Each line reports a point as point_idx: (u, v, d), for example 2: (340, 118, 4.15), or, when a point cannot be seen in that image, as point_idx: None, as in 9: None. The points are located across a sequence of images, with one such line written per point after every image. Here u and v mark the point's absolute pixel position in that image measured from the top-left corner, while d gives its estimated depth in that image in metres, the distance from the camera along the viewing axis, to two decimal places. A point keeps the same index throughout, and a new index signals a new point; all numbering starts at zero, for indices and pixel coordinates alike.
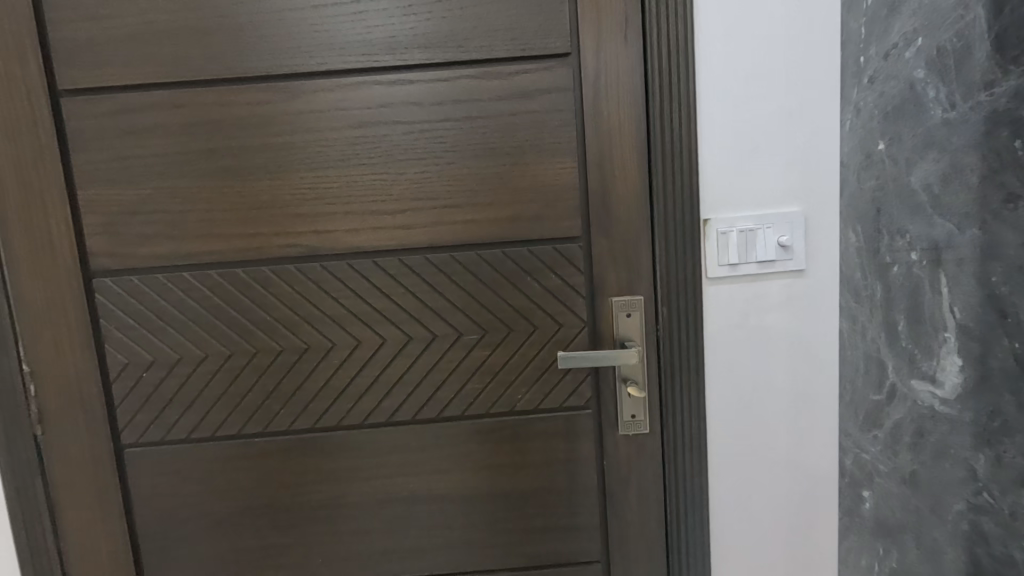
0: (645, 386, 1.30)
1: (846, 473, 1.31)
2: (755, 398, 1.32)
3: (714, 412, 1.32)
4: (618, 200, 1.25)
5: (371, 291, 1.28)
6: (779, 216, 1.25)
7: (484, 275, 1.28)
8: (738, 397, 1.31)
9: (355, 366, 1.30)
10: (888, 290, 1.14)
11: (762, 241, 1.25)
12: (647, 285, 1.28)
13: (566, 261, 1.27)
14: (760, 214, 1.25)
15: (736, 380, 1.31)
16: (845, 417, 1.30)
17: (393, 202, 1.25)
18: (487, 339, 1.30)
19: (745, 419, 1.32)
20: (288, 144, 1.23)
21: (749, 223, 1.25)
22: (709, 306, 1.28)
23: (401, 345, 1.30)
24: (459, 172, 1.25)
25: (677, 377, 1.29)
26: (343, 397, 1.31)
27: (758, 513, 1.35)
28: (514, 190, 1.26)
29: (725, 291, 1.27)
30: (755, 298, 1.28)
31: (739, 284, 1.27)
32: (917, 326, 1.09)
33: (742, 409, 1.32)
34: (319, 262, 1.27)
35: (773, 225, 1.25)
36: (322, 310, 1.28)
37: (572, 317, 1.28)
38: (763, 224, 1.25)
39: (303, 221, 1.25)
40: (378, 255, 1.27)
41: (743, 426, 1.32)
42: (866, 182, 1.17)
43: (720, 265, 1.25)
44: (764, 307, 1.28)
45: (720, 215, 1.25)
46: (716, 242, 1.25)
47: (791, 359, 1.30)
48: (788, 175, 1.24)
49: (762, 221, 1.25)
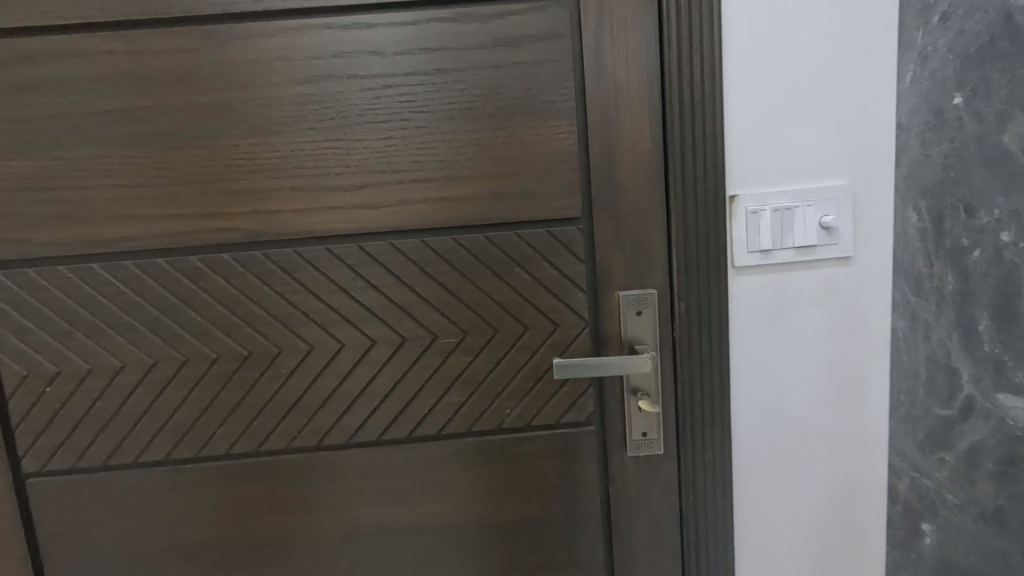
0: (659, 398, 1.08)
1: (899, 500, 1.10)
2: (791, 411, 1.10)
3: (742, 429, 1.10)
4: (627, 173, 1.03)
5: (326, 286, 1.05)
6: (822, 192, 1.02)
7: (464, 265, 1.05)
8: (770, 411, 1.10)
9: (309, 377, 1.07)
10: (966, 280, 0.93)
11: (802, 222, 1.03)
12: (663, 276, 1.05)
13: (563, 248, 1.04)
14: (800, 189, 1.02)
15: (767, 390, 1.09)
16: (900, 433, 1.08)
17: (351, 176, 1.02)
18: (468, 343, 1.07)
19: (779, 437, 1.11)
20: (218, 103, 0.99)
21: (785, 201, 1.02)
22: (736, 302, 1.06)
23: (363, 350, 1.07)
24: (432, 139, 1.02)
25: (697, 388, 1.07)
26: (295, 414, 1.08)
27: (794, 548, 1.14)
28: (499, 160, 1.02)
29: (754, 284, 1.05)
30: (792, 291, 1.06)
31: (773, 275, 1.05)
32: (1008, 327, 0.86)
33: (775, 425, 1.10)
34: (260, 250, 1.04)
35: (814, 203, 1.03)
36: (266, 308, 1.05)
37: (570, 315, 1.06)
38: (802, 202, 1.02)
39: (240, 199, 1.02)
40: (334, 242, 1.04)
41: (776, 444, 1.11)
42: (937, 146, 0.95)
43: (750, 251, 1.03)
44: (803, 303, 1.06)
45: (750, 190, 1.02)
46: (745, 223, 1.03)
47: (834, 364, 1.09)
48: (835, 140, 1.02)
49: (801, 198, 1.02)
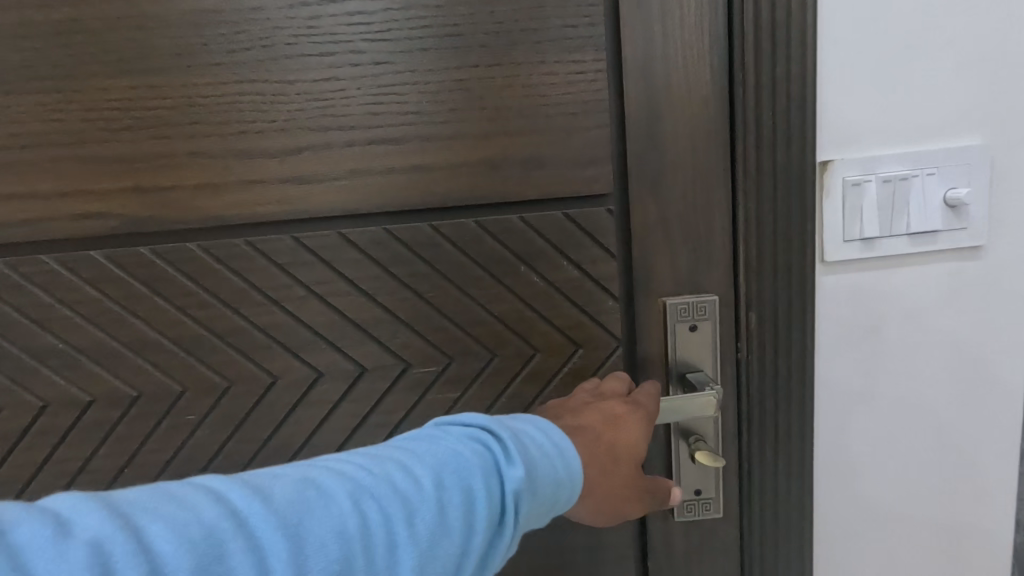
0: (718, 444, 0.78)
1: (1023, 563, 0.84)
2: (894, 456, 0.81)
3: (828, 478, 0.81)
4: (679, 130, 0.72)
5: (247, 296, 0.72)
6: (949, 154, 0.73)
7: (447, 265, 0.73)
8: (867, 453, 0.81)
9: (227, 425, 0.75)
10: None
11: (920, 196, 0.73)
12: (726, 277, 0.75)
13: (588, 238, 0.73)
14: (917, 150, 0.73)
15: (863, 430, 0.80)
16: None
17: (279, 135, 0.69)
18: (453, 373, 0.76)
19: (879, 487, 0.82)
20: (67, 23, 0.65)
21: (897, 167, 0.72)
22: (825, 309, 0.76)
23: (305, 387, 0.75)
24: (397, 80, 0.69)
25: (772, 427, 0.78)
26: (209, 477, 0.76)
27: None
28: (495, 113, 0.71)
29: (851, 284, 0.76)
30: (902, 295, 0.77)
31: (878, 271, 0.75)
32: None
33: (872, 473, 0.81)
34: (147, 245, 0.71)
35: (938, 169, 0.72)
36: (161, 329, 0.73)
37: (597, 333, 0.75)
38: (920, 168, 0.72)
39: (109, 169, 0.68)
40: (256, 232, 0.72)
41: (873, 501, 0.82)
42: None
43: (847, 239, 0.74)
44: (915, 309, 0.77)
45: (849, 152, 0.72)
46: (844, 200, 0.73)
47: (953, 394, 0.80)
48: (967, 84, 0.72)
49: (919, 162, 0.72)
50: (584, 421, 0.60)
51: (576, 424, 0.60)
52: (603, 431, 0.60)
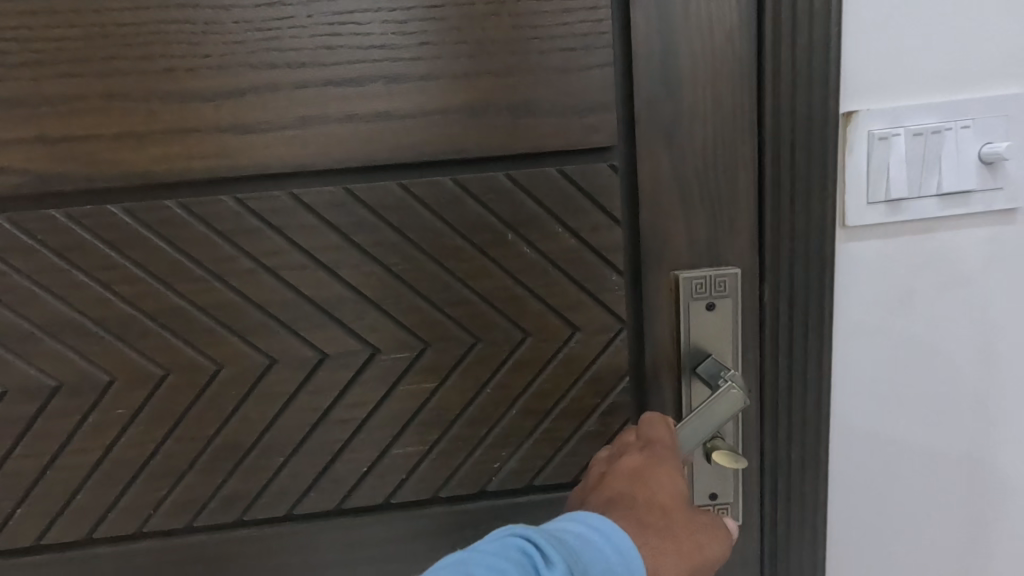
0: (737, 443, 0.67)
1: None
2: (917, 455, 0.70)
3: (844, 467, 0.69)
4: (698, 67, 0.59)
5: (183, 269, 0.61)
6: (987, 103, 0.60)
7: (419, 232, 0.62)
8: (890, 446, 0.69)
9: (164, 423, 0.64)
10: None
11: (953, 152, 0.61)
12: (751, 246, 0.63)
13: (588, 201, 0.62)
14: (949, 98, 0.60)
15: (885, 426, 0.68)
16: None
17: (216, 74, 0.57)
18: (429, 360, 0.65)
19: (897, 480, 0.70)
20: None
21: (927, 118, 0.60)
22: (843, 282, 0.64)
23: (255, 377, 0.64)
24: (355, 5, 0.57)
25: (780, 414, 0.66)
26: (147, 482, 0.65)
27: None
28: (474, 47, 0.59)
29: (871, 254, 0.64)
30: (930, 267, 0.65)
31: (905, 238, 0.63)
32: None
33: (895, 470, 0.70)
34: (60, 208, 0.59)
35: (975, 121, 0.60)
36: (80, 308, 0.61)
37: (597, 313, 0.64)
38: (953, 119, 0.60)
39: (13, 115, 0.56)
40: (192, 193, 0.60)
41: (893, 507, 0.71)
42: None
43: (869, 203, 0.62)
44: (943, 279, 0.65)
45: (875, 99, 0.60)
46: (867, 157, 0.61)
47: (988, 383, 0.68)
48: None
49: (952, 112, 0.60)
50: (610, 493, 0.54)
51: (602, 500, 0.54)
52: (632, 491, 0.53)
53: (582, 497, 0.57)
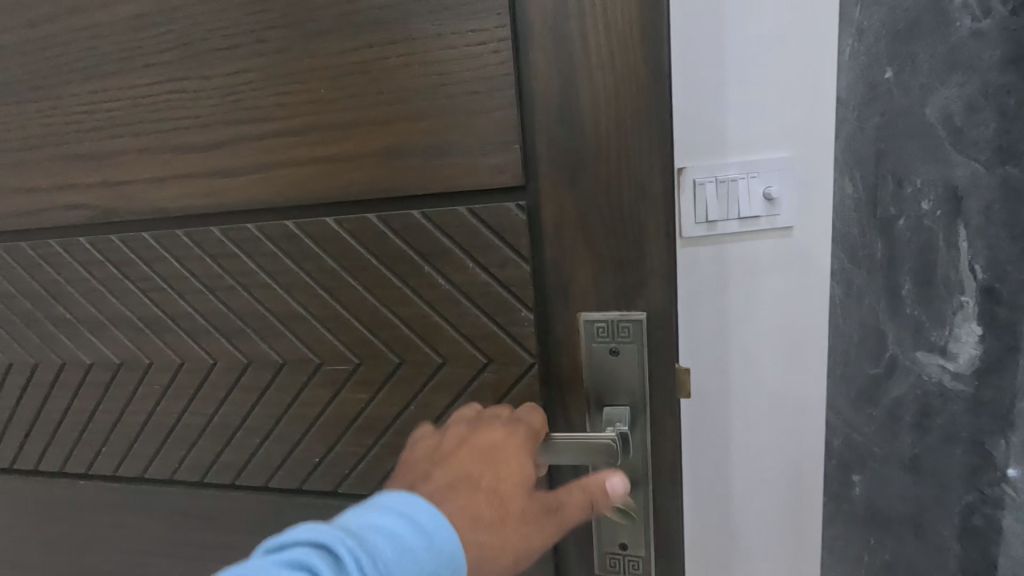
0: (647, 494, 0.65)
1: (835, 427, 0.98)
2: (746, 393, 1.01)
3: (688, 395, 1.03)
4: (603, 110, 0.59)
5: (189, 283, 0.78)
6: (769, 162, 0.91)
7: (350, 261, 0.70)
8: (725, 386, 1.01)
9: (182, 399, 0.82)
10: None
11: (746, 194, 0.92)
12: (665, 291, 0.62)
13: (496, 238, 0.64)
14: (746, 157, 0.92)
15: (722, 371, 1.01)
16: (836, 391, 0.96)
17: (204, 129, 0.72)
18: (362, 374, 0.73)
19: (718, 403, 1.02)
20: (50, 37, 0.75)
21: (732, 171, 0.92)
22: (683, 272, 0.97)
23: (237, 371, 0.79)
24: (299, 63, 0.66)
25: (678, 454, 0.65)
26: (174, 442, 0.85)
27: (753, 539, 1.07)
28: (391, 94, 0.63)
29: (701, 253, 0.96)
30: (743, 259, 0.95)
31: (723, 243, 0.95)
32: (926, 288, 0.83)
33: (729, 402, 1.02)
34: (118, 232, 0.80)
35: (760, 173, 0.91)
36: (130, 306, 0.81)
37: (508, 348, 0.66)
38: (746, 173, 0.91)
39: (89, 165, 0.78)
40: (193, 222, 0.76)
41: (729, 428, 1.03)
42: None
43: (697, 224, 0.94)
44: (751, 270, 0.96)
45: (701, 160, 0.92)
46: (692, 198, 0.93)
47: (794, 344, 0.98)
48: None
49: (746, 169, 0.91)
50: (451, 461, 0.56)
51: (432, 486, 0.52)
52: (472, 469, 0.55)
53: (411, 469, 0.56)
